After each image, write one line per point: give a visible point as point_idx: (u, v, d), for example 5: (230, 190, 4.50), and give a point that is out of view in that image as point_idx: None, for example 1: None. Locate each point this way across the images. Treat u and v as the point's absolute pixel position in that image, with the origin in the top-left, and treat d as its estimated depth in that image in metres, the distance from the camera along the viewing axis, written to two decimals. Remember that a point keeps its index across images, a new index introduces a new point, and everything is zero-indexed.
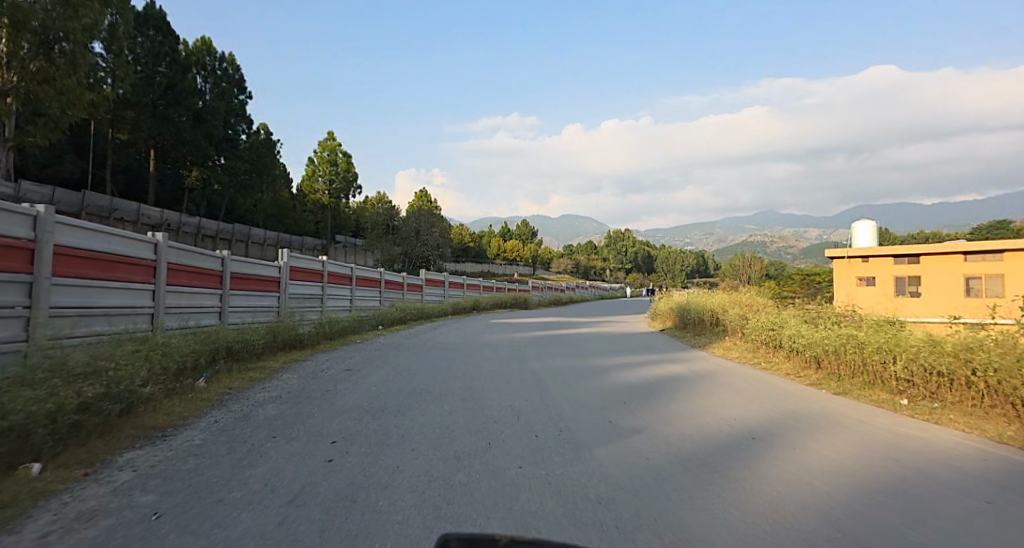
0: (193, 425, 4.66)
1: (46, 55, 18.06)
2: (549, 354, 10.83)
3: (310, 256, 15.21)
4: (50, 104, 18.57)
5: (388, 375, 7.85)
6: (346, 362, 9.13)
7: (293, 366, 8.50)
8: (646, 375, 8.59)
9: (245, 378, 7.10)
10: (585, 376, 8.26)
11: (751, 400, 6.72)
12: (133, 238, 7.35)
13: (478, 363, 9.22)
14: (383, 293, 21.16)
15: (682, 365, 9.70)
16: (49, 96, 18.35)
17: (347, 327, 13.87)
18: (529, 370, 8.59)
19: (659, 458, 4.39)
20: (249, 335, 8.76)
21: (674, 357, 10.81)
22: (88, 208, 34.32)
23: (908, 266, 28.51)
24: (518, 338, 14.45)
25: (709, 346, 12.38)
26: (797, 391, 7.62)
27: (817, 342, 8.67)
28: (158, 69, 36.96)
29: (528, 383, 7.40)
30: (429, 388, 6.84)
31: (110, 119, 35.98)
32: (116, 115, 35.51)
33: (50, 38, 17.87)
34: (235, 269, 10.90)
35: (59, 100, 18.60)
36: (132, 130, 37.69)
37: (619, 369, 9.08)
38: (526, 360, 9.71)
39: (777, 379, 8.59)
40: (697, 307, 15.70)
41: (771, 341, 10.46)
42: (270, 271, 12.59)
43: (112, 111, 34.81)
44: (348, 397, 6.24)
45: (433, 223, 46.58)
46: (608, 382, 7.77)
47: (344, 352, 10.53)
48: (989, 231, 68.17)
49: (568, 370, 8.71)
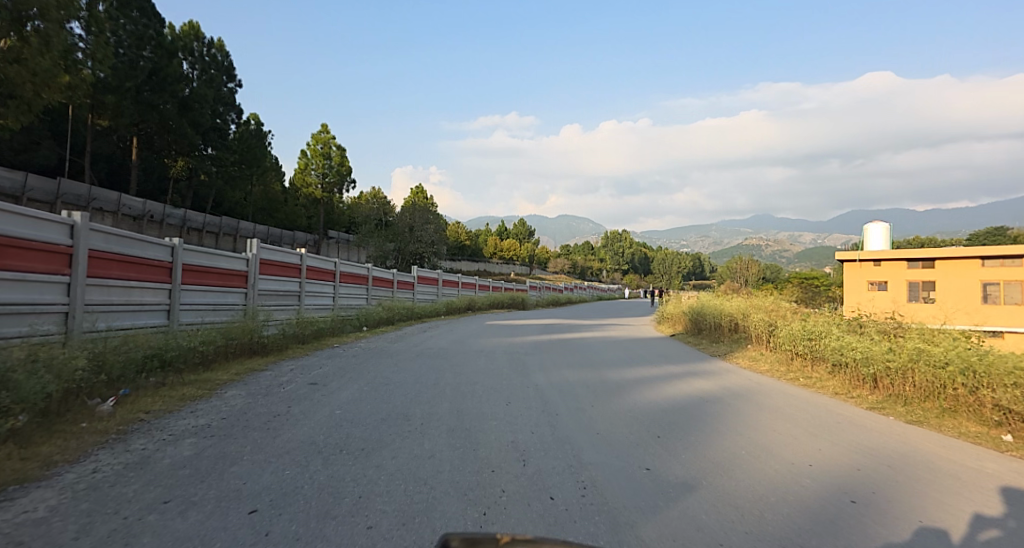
0: (50, 482, 3.20)
1: (18, 35, 15.82)
2: (552, 363, 9.44)
3: (287, 249, 13.69)
4: (24, 88, 16.07)
5: (361, 393, 6.41)
6: (313, 374, 7.64)
7: (245, 378, 7.00)
8: (674, 393, 7.19)
9: (174, 398, 5.60)
10: (601, 395, 6.81)
11: (815, 432, 5.33)
12: (37, 217, 5.90)
13: (472, 375, 7.82)
14: (371, 291, 19.61)
15: (710, 381, 8.27)
16: (23, 78, 15.91)
17: (324, 328, 12.38)
18: (534, 386, 7.17)
19: (736, 539, 2.96)
20: (190, 339, 7.28)
21: (695, 369, 9.38)
22: (64, 197, 32.60)
23: (923, 270, 27.36)
24: (517, 343, 12.97)
25: (732, 357, 10.95)
26: (861, 418, 6.15)
27: (874, 357, 7.23)
28: (143, 53, 35.02)
29: (534, 406, 5.97)
30: (408, 414, 5.35)
31: (90, 104, 34.14)
32: (96, 100, 33.61)
33: (23, 16, 15.83)
34: (188, 261, 9.52)
35: (33, 83, 16.20)
36: (113, 115, 35.91)
37: (638, 385, 7.67)
38: (529, 372, 8.31)
39: (827, 401, 7.10)
40: (713, 310, 14.27)
41: (811, 354, 8.98)
42: (235, 264, 11.08)
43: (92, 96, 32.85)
44: (301, 426, 4.82)
45: (428, 219, 45.11)
46: (630, 404, 6.39)
47: (314, 359, 9.07)
48: (986, 238, 68.08)
49: (579, 387, 7.27)
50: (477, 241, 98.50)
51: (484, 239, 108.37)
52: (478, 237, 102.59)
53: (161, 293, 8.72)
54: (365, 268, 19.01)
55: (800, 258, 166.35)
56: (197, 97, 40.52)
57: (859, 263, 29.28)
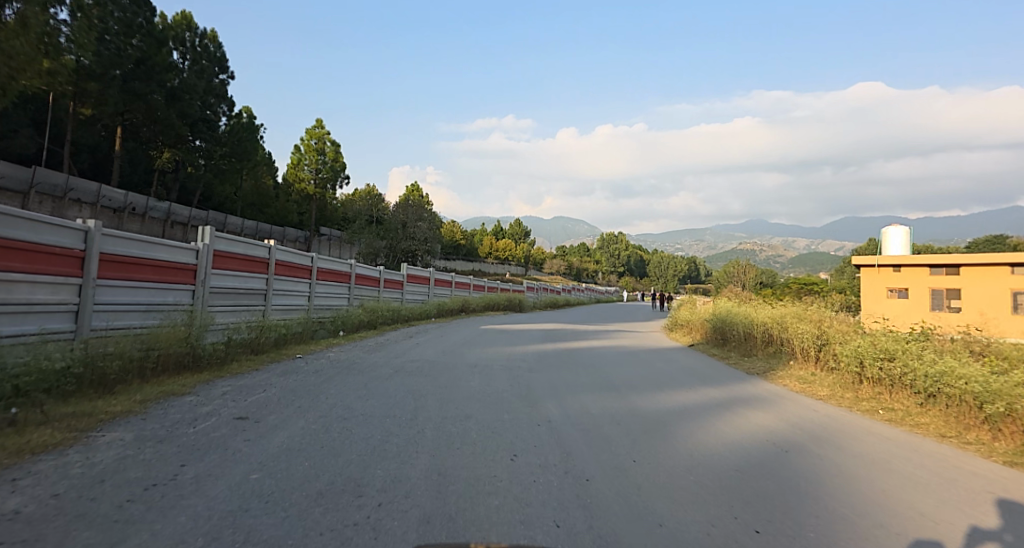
0: None
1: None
2: (563, 385, 7.52)
3: (253, 241, 11.79)
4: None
5: (303, 438, 4.49)
6: (248, 402, 5.72)
7: (145, 412, 5.08)
8: (731, 432, 5.38)
9: (7, 449, 3.69)
10: (639, 438, 4.96)
11: (988, 519, 3.44)
12: None
13: (464, 403, 5.96)
14: (354, 290, 17.68)
15: (767, 412, 6.39)
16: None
17: (289, 333, 10.50)
18: (545, 423, 5.28)
19: None
20: (60, 354, 5.23)
21: (739, 395, 7.48)
22: (38, 186, 30.02)
23: (947, 277, 25.99)
24: (517, 354, 11.06)
25: (775, 377, 9.10)
26: (1016, 481, 4.23)
27: (1002, 389, 5.33)
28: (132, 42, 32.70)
29: (552, 464, 4.08)
30: (361, 484, 3.44)
31: (72, 91, 31.93)
32: (78, 87, 31.48)
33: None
34: (112, 250, 7.66)
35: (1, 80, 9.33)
36: (97, 104, 33.80)
37: (679, 420, 5.77)
38: (535, 399, 6.41)
39: (942, 445, 5.18)
40: (742, 318, 12.43)
41: (892, 380, 7.07)
42: (177, 256, 9.16)
43: (74, 85, 30.76)
44: (175, 515, 2.91)
45: (422, 216, 43.07)
46: (683, 453, 4.53)
47: (260, 377, 7.20)
48: (987, 246, 66.91)
49: (604, 425, 5.37)
50: (471, 241, 96.57)
51: (479, 239, 106.56)
52: (472, 236, 100.72)
53: (63, 289, 6.80)
54: (349, 264, 17.08)
55: (796, 263, 165.76)
56: (186, 87, 38.46)
57: (878, 268, 27.52)
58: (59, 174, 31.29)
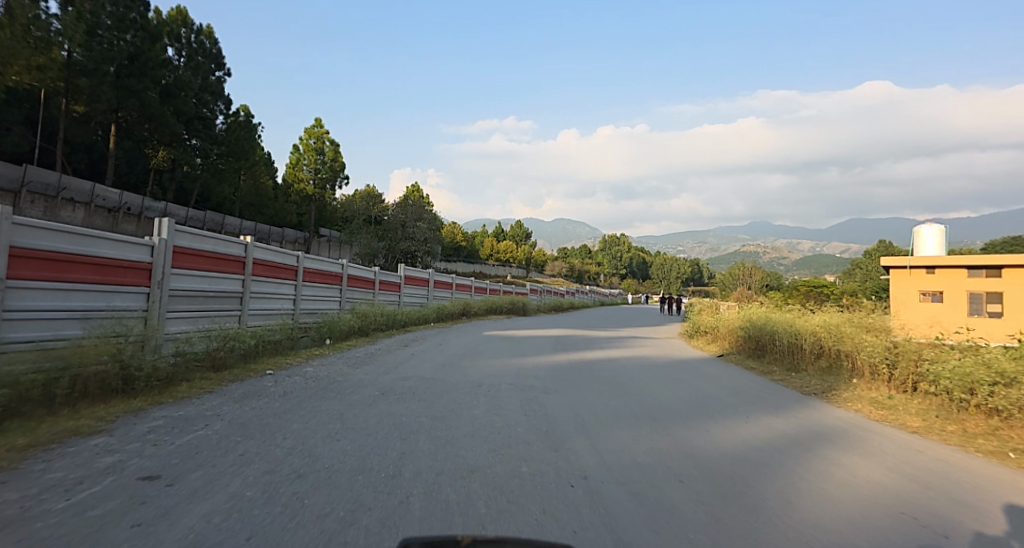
0: None
1: None
2: (591, 413, 6.04)
3: (227, 238, 10.33)
4: None
5: (226, 520, 2.94)
6: (175, 445, 4.17)
7: (17, 466, 3.52)
8: (841, 497, 3.85)
9: None
10: (720, 512, 3.41)
11: None
12: None
13: (466, 448, 4.43)
14: (346, 293, 16.25)
15: (863, 456, 4.88)
16: None
17: (262, 343, 9.04)
18: (581, 483, 3.78)
19: None
20: None
21: (812, 427, 5.97)
22: (29, 185, 28.53)
23: (985, 280, 24.55)
24: (528, 368, 9.55)
25: (843, 400, 7.56)
26: None
27: None
28: (124, 37, 31.08)
29: None
30: None
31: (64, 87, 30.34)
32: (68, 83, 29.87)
33: None
34: (32, 242, 6.14)
35: None
36: (90, 101, 32.16)
37: (758, 472, 4.27)
38: (560, 438, 4.89)
39: None
40: (786, 326, 10.91)
41: (1013, 410, 5.56)
42: (127, 251, 7.66)
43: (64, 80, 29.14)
44: None
45: (422, 216, 41.67)
46: (797, 544, 3.01)
47: (210, 404, 5.64)
48: (999, 247, 65.70)
49: (662, 484, 3.87)
50: (471, 242, 95.07)
51: (479, 240, 105.48)
52: (472, 237, 99.52)
53: None
54: (340, 264, 15.67)
55: (799, 265, 164.64)
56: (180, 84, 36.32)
57: (909, 270, 26.21)
58: (52, 173, 29.76)
